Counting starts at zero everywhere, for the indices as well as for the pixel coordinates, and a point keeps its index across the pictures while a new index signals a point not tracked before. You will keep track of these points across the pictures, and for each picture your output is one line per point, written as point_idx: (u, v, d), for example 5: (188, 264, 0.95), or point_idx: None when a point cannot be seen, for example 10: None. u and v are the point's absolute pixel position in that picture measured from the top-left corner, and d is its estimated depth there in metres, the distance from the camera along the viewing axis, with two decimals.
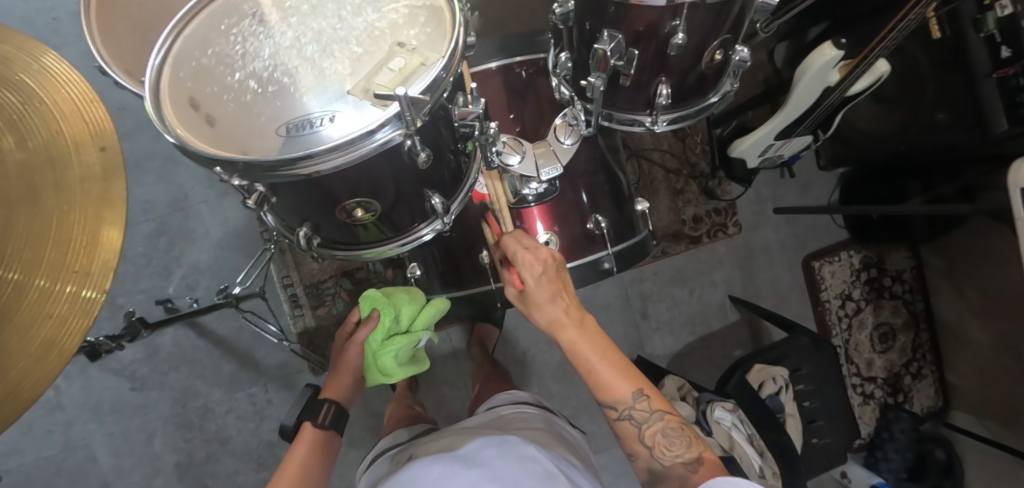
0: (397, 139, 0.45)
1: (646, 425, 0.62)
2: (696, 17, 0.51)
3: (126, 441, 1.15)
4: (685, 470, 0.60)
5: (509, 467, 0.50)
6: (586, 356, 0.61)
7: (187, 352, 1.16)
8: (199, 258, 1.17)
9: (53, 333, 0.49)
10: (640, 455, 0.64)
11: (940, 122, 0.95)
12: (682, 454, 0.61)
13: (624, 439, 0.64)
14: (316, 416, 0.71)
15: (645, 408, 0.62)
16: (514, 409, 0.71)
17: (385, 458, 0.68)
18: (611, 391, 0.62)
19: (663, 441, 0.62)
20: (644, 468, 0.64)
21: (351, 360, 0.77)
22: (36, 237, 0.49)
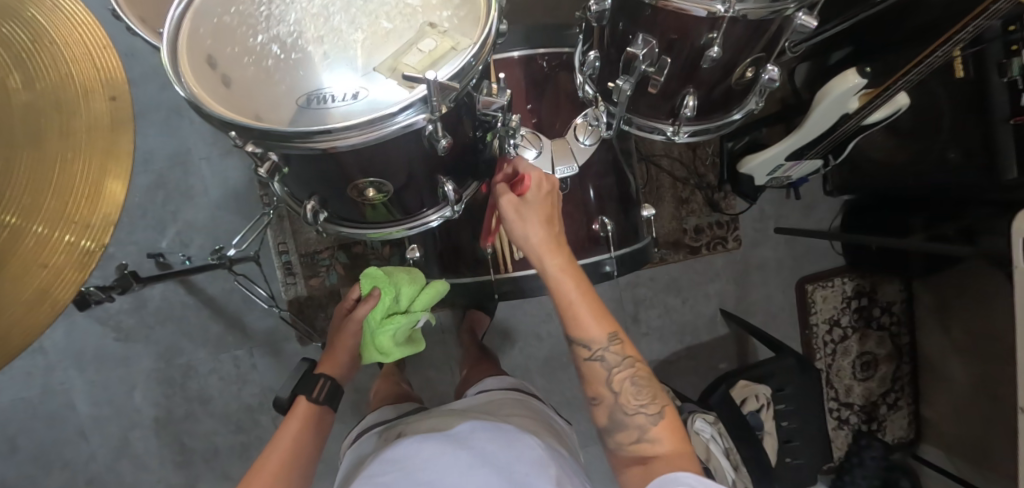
0: (420, 123, 0.45)
1: (616, 370, 0.59)
2: (733, 32, 0.51)
3: (106, 392, 1.14)
4: (645, 422, 0.58)
5: (500, 452, 0.51)
6: (566, 285, 0.58)
7: (175, 309, 1.15)
8: (195, 216, 1.16)
9: (47, 283, 0.48)
10: (603, 402, 0.60)
11: (951, 161, 0.96)
12: (646, 404, 0.59)
13: (589, 381, 0.60)
14: (312, 390, 0.70)
15: (619, 352, 0.59)
16: (502, 394, 0.70)
17: (371, 435, 0.68)
18: (584, 329, 0.59)
19: (631, 388, 0.59)
20: (604, 415, 0.60)
21: (348, 337, 0.76)
22: (36, 182, 0.48)
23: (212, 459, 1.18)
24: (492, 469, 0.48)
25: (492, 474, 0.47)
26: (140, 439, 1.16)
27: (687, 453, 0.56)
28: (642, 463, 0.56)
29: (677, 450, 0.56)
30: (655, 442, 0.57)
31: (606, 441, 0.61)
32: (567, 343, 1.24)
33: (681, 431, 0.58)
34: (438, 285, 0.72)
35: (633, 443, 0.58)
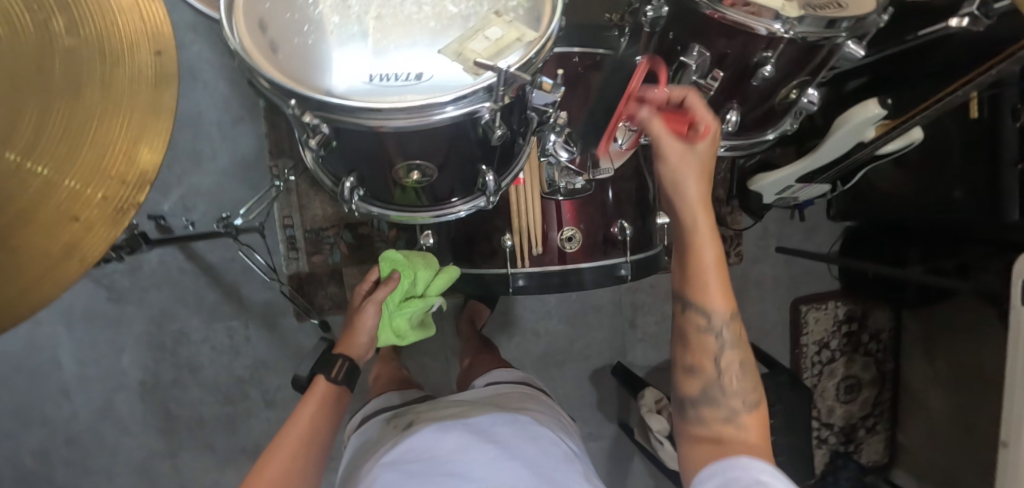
0: (482, 111, 0.45)
1: (728, 347, 0.56)
2: (789, 53, 0.52)
3: (93, 352, 1.12)
4: (739, 406, 0.55)
5: (525, 446, 0.53)
6: (706, 247, 0.55)
7: (172, 273, 1.13)
8: (201, 181, 1.13)
9: (78, 237, 0.47)
10: (702, 374, 0.56)
11: (954, 199, 0.99)
12: (746, 391, 0.56)
13: (693, 350, 0.57)
14: (330, 370, 0.68)
15: (735, 332, 0.56)
16: (510, 387, 0.71)
17: (377, 421, 0.69)
18: (711, 293, 0.56)
19: (737, 373, 0.56)
20: (695, 386, 0.56)
21: (368, 318, 0.73)
22: (73, 134, 0.47)
23: (196, 429, 1.17)
24: (521, 464, 0.50)
25: (522, 467, 0.50)
26: (124, 402, 1.14)
27: (766, 446, 0.53)
28: (715, 442, 0.54)
29: (760, 441, 0.54)
30: (741, 428, 0.54)
31: (684, 410, 0.57)
32: (564, 341, 1.24)
33: (765, 428, 0.56)
34: (452, 271, 0.74)
35: (712, 426, 0.55)
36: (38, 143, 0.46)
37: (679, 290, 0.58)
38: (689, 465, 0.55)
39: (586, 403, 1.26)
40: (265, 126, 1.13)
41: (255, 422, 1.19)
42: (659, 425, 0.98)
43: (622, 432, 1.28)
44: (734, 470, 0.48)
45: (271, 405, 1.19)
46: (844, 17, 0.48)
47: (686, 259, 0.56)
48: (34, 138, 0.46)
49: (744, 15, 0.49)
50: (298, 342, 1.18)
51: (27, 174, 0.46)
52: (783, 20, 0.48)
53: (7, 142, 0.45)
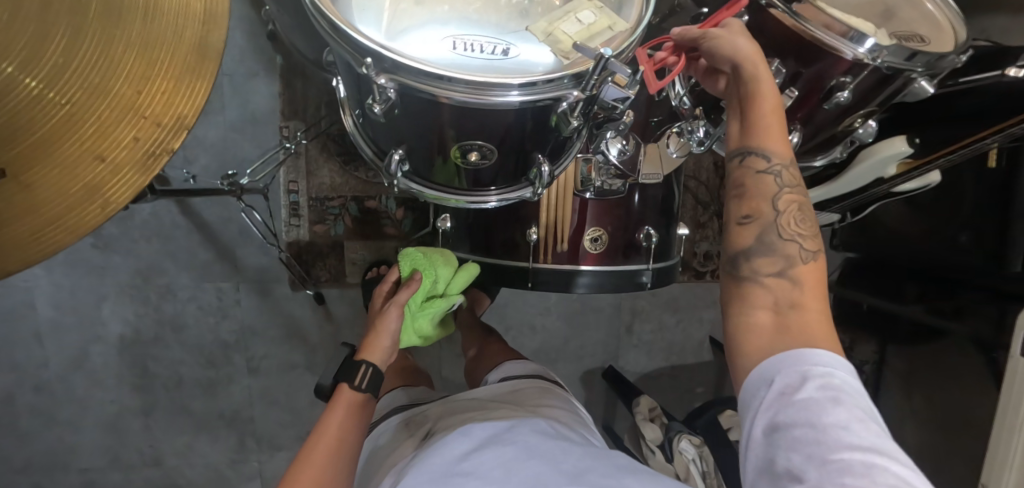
0: (567, 99, 0.44)
1: (788, 189, 0.50)
2: (866, 81, 0.53)
3: (72, 298, 1.07)
4: (799, 254, 0.50)
5: (543, 445, 0.56)
6: (767, 97, 0.51)
7: (164, 226, 1.07)
8: (204, 133, 1.07)
9: (100, 180, 0.41)
10: (758, 220, 0.50)
11: (961, 243, 1.00)
12: (806, 237, 0.50)
13: (750, 194, 0.51)
14: (353, 377, 0.67)
15: (795, 176, 0.51)
16: (527, 382, 0.77)
17: (395, 418, 0.73)
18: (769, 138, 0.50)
19: (796, 215, 0.51)
20: (750, 234, 0.50)
21: (391, 321, 0.74)
22: (105, 63, 0.41)
23: (174, 389, 1.13)
24: (540, 460, 0.53)
25: (540, 464, 0.52)
26: (100, 354, 1.10)
27: (827, 318, 0.48)
28: (774, 310, 0.48)
29: (821, 312, 0.48)
30: (797, 284, 0.49)
31: (738, 266, 0.51)
32: (559, 339, 1.24)
33: (823, 291, 0.50)
34: (471, 268, 0.79)
35: (770, 287, 0.49)
36: (62, 67, 0.40)
37: (734, 144, 0.53)
38: (744, 344, 0.49)
39: None
40: (281, 84, 1.07)
41: (236, 388, 1.15)
42: (653, 434, 1.01)
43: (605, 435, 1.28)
44: (790, 371, 0.44)
45: (255, 373, 1.15)
46: (924, 52, 0.50)
47: (745, 110, 0.52)
48: (60, 62, 0.39)
49: (830, 34, 0.50)
50: (290, 311, 1.14)
51: (45, 104, 0.39)
52: (870, 46, 0.50)
53: (25, 60, 0.38)
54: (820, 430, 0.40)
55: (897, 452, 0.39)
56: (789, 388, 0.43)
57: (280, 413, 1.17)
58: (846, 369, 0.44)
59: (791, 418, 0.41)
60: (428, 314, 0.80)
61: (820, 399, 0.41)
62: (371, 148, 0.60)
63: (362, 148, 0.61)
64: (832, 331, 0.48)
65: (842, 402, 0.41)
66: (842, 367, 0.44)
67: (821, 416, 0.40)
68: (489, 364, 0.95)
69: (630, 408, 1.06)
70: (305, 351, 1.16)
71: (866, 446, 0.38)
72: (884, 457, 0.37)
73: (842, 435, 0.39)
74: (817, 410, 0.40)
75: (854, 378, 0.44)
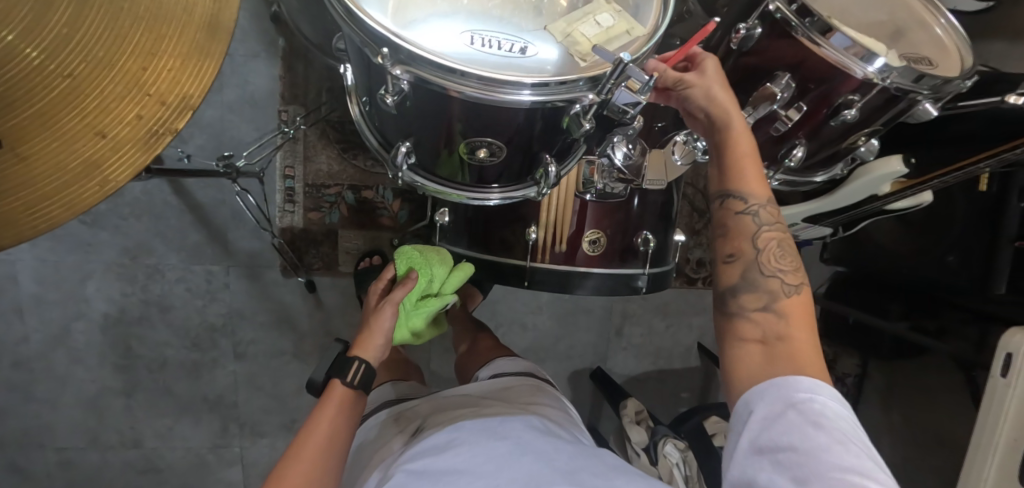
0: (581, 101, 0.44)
1: (767, 227, 0.52)
2: (873, 101, 0.54)
3: (57, 273, 1.05)
4: (781, 289, 0.51)
5: (536, 442, 0.56)
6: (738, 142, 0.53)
7: (155, 205, 1.05)
8: (201, 112, 1.05)
9: (99, 157, 0.39)
10: (740, 259, 0.52)
11: (949, 263, 1.01)
12: (787, 271, 0.51)
13: (731, 234, 0.53)
14: (346, 374, 0.66)
15: (775, 214, 0.53)
16: (518, 380, 0.77)
17: (383, 414, 0.73)
18: (745, 181, 0.53)
19: (776, 252, 0.52)
20: (734, 273, 0.52)
21: (385, 319, 0.73)
22: (109, 36, 0.39)
23: (157, 371, 1.11)
24: (533, 457, 0.53)
25: (532, 460, 0.52)
26: (82, 332, 1.08)
27: (815, 345, 0.49)
28: (762, 342, 0.49)
29: (810, 342, 0.49)
30: (784, 317, 0.50)
31: (725, 301, 0.52)
32: (549, 338, 1.24)
33: (812, 321, 0.51)
34: (465, 268, 0.80)
35: (757, 320, 0.50)
36: (67, 38, 0.38)
37: (713, 186, 0.55)
38: (734, 373, 0.50)
39: None
40: (282, 67, 1.06)
41: (221, 372, 1.14)
42: (639, 437, 1.02)
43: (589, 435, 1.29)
44: (774, 397, 0.45)
45: (240, 358, 1.14)
46: (932, 75, 0.51)
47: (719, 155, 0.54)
48: (65, 32, 0.38)
49: (840, 52, 0.51)
50: (280, 298, 1.13)
51: (47, 76, 0.38)
52: (880, 66, 0.50)
53: (26, 29, 0.37)
54: (801, 457, 0.41)
55: (876, 471, 0.40)
56: (772, 413, 0.44)
57: (265, 399, 1.16)
58: (831, 392, 0.45)
59: (774, 442, 0.43)
60: (422, 313, 0.81)
61: (803, 426, 0.42)
62: (378, 138, 0.60)
63: (368, 138, 0.60)
64: (820, 358, 0.49)
65: (822, 426, 0.42)
66: (826, 391, 0.45)
67: (802, 442, 0.42)
68: (479, 360, 0.94)
69: (617, 410, 1.07)
70: (293, 338, 1.15)
71: (845, 468, 0.40)
72: (861, 478, 0.39)
73: (823, 457, 0.40)
74: (797, 435, 0.42)
75: (838, 399, 0.45)
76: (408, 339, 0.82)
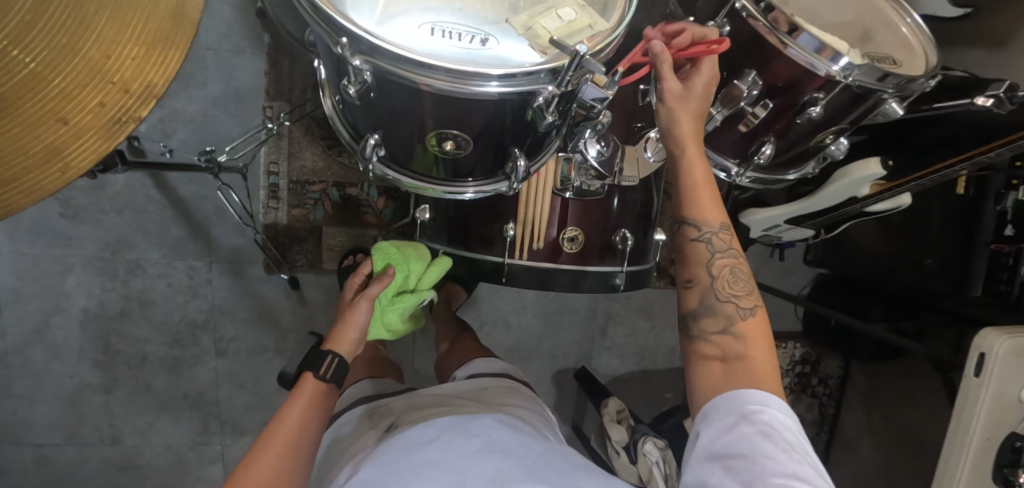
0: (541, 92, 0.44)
1: (720, 254, 0.53)
2: (838, 98, 0.54)
3: (36, 267, 1.04)
4: (736, 312, 0.52)
5: (510, 440, 0.56)
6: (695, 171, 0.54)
7: (137, 199, 1.05)
8: (184, 106, 1.05)
9: (62, 143, 0.39)
10: (697, 284, 0.53)
11: (927, 267, 1.02)
12: (741, 295, 0.52)
13: (688, 263, 0.54)
14: (318, 367, 0.66)
15: (729, 241, 0.54)
16: (495, 380, 0.77)
17: (358, 410, 0.72)
18: (699, 208, 0.53)
19: (729, 277, 0.53)
20: (693, 299, 0.53)
21: (359, 314, 0.74)
22: (71, 23, 0.39)
23: (137, 367, 1.11)
24: (500, 452, 0.53)
25: (502, 457, 0.52)
26: (61, 327, 1.07)
27: (773, 367, 0.50)
28: (722, 361, 0.50)
29: (767, 362, 0.50)
30: (741, 339, 0.50)
31: (686, 327, 0.53)
32: (533, 337, 1.24)
33: (769, 341, 0.52)
34: (443, 263, 0.80)
35: (716, 343, 0.51)
36: (30, 24, 0.37)
37: (672, 213, 0.56)
38: (699, 389, 0.50)
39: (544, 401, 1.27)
40: (267, 63, 1.06)
41: (201, 369, 1.13)
42: (619, 435, 1.02)
43: (572, 435, 1.29)
44: (727, 408, 0.46)
45: (222, 355, 1.13)
46: (895, 74, 0.51)
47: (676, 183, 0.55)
48: (31, 17, 0.37)
49: (805, 52, 0.51)
50: (263, 294, 1.13)
51: (9, 60, 0.37)
52: (844, 64, 0.51)
53: None
54: (754, 463, 0.42)
55: (816, 478, 0.41)
56: (725, 423, 0.45)
57: (246, 397, 1.16)
58: (780, 405, 0.46)
59: (726, 449, 0.43)
60: (398, 309, 0.81)
61: (752, 434, 0.43)
62: (349, 132, 0.60)
63: (340, 130, 0.60)
64: (776, 377, 0.50)
65: (770, 436, 0.43)
66: (774, 403, 0.46)
67: (754, 449, 0.42)
68: (459, 359, 0.94)
69: (598, 409, 1.07)
70: (276, 335, 1.15)
71: (786, 473, 0.41)
72: (802, 483, 0.40)
73: (768, 464, 0.41)
74: (746, 443, 0.43)
75: (787, 412, 0.46)
76: (384, 335, 0.84)
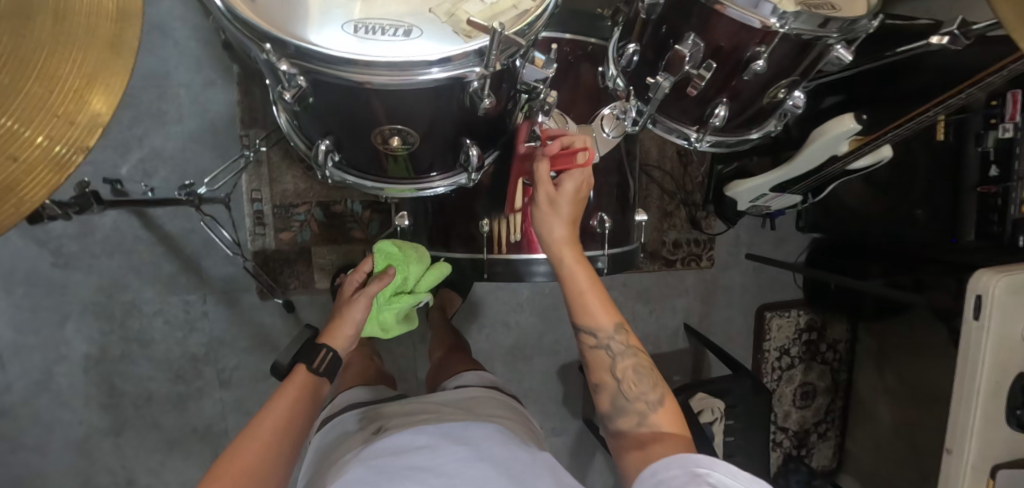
0: (472, 74, 0.45)
1: (620, 356, 0.59)
2: (780, 49, 0.54)
3: (34, 319, 1.05)
4: (644, 407, 0.56)
5: (494, 448, 0.56)
6: (574, 279, 0.60)
7: (126, 241, 1.06)
8: (163, 145, 1.06)
9: (15, 180, 0.40)
10: (606, 388, 0.59)
11: (917, 218, 1.01)
12: (646, 391, 0.57)
13: (592, 368, 0.60)
14: (312, 360, 0.66)
15: (625, 340, 0.59)
16: (481, 391, 0.77)
17: (350, 414, 0.72)
18: (590, 317, 0.59)
19: (633, 376, 0.58)
20: (606, 402, 0.59)
21: (356, 311, 0.72)
22: (12, 66, 0.40)
23: (143, 406, 1.12)
24: (490, 463, 0.53)
25: (489, 467, 0.53)
26: (64, 375, 1.08)
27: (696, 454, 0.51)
28: (639, 448, 0.54)
29: (677, 435, 0.54)
30: (654, 426, 0.55)
31: (608, 425, 0.58)
32: (533, 335, 1.24)
33: (681, 422, 0.56)
34: (442, 268, 0.78)
35: (635, 435, 0.55)
36: None
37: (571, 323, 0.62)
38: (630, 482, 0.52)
39: (552, 397, 1.26)
40: (238, 93, 1.07)
41: (207, 401, 1.14)
42: None
43: (584, 429, 1.29)
44: (677, 466, 0.47)
45: (226, 385, 1.14)
46: (836, 18, 0.51)
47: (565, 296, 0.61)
48: None
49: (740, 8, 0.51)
50: (260, 321, 1.14)
51: None
52: (779, 13, 0.50)
53: None
54: None
55: None
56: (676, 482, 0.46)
57: None
58: (728, 470, 0.45)
59: None
60: (395, 308, 0.78)
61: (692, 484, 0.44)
62: (305, 142, 0.60)
63: (295, 141, 0.61)
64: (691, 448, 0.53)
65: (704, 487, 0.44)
66: (722, 468, 0.46)
67: None
68: (458, 363, 0.94)
69: None
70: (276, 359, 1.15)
71: None
72: None
73: None
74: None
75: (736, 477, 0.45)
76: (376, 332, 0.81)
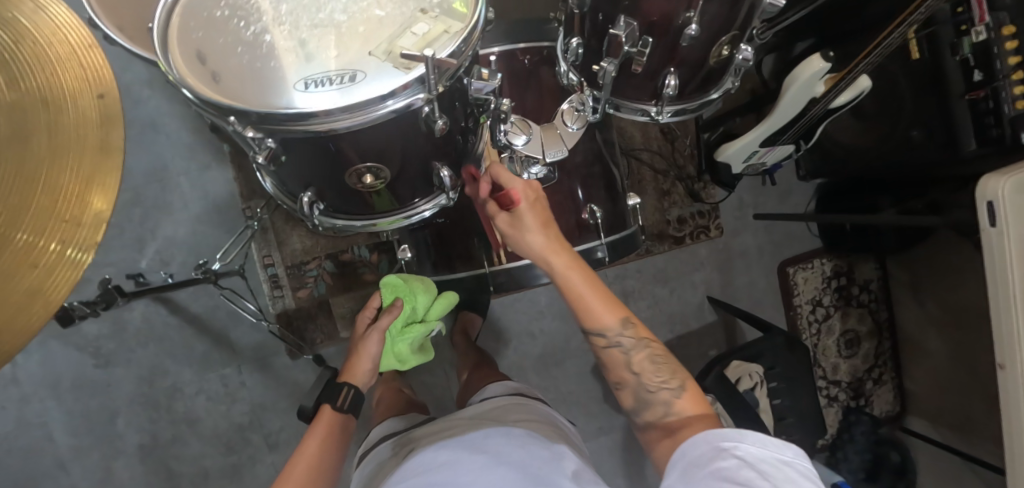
0: (417, 102, 0.47)
1: (633, 351, 0.60)
2: (710, 10, 0.55)
3: (86, 420, 1.11)
4: (669, 396, 0.57)
5: (514, 453, 0.57)
6: (574, 279, 0.58)
7: (157, 329, 1.11)
8: (174, 232, 1.12)
9: (39, 284, 0.44)
10: (628, 385, 0.60)
11: (914, 139, 0.99)
12: (666, 380, 0.58)
13: (610, 368, 0.61)
14: (335, 399, 0.70)
15: (635, 334, 0.60)
16: (506, 399, 0.78)
17: (386, 444, 0.74)
18: (595, 319, 0.59)
19: (650, 367, 0.59)
20: (630, 398, 0.60)
21: (370, 345, 0.78)
22: (21, 186, 0.44)
23: (201, 483, 1.15)
24: (510, 468, 0.54)
25: (507, 469, 0.54)
26: (124, 468, 1.12)
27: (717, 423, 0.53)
28: (670, 434, 0.54)
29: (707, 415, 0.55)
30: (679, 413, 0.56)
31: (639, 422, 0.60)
32: (559, 339, 1.24)
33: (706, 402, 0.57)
34: (449, 294, 0.83)
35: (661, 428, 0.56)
36: None
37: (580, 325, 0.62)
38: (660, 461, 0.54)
39: (591, 397, 1.26)
40: (233, 169, 1.12)
41: (261, 467, 1.17)
42: None
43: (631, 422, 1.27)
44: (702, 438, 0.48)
45: (275, 448, 1.17)
46: None
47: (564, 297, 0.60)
48: None
49: None
50: (294, 379, 1.17)
51: None
52: None
53: None
54: (707, 475, 0.45)
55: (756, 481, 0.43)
56: (702, 457, 0.47)
57: None
58: (755, 438, 0.47)
59: (693, 461, 0.47)
60: (408, 340, 0.82)
61: (714, 453, 0.46)
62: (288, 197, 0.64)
63: (279, 196, 0.65)
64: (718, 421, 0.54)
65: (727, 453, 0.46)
66: (749, 437, 0.47)
67: (711, 463, 0.45)
68: (488, 377, 0.95)
69: None
70: None
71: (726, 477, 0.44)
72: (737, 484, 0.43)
73: (717, 468, 0.45)
74: (706, 457, 0.46)
75: (764, 443, 0.46)
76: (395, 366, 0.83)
